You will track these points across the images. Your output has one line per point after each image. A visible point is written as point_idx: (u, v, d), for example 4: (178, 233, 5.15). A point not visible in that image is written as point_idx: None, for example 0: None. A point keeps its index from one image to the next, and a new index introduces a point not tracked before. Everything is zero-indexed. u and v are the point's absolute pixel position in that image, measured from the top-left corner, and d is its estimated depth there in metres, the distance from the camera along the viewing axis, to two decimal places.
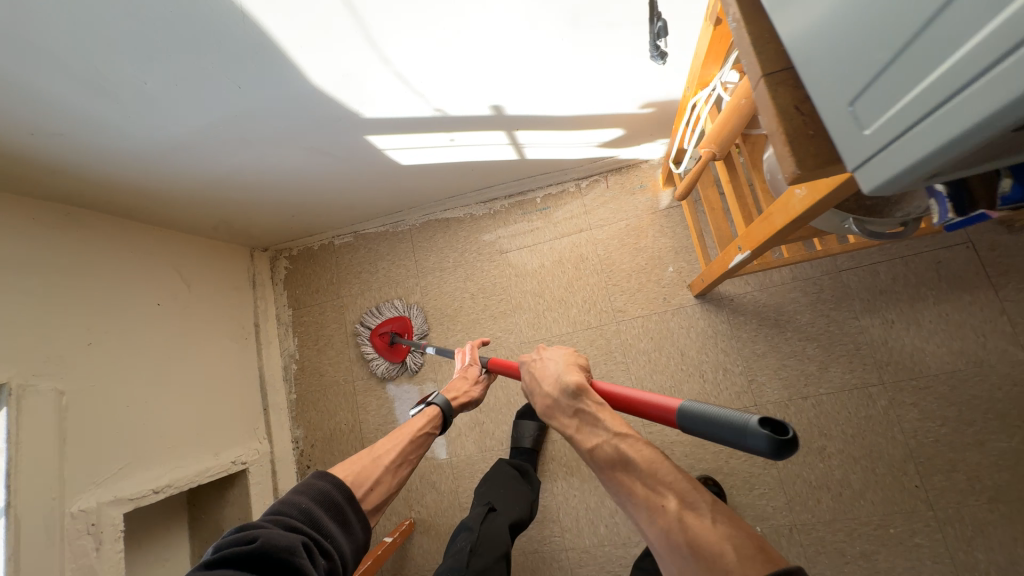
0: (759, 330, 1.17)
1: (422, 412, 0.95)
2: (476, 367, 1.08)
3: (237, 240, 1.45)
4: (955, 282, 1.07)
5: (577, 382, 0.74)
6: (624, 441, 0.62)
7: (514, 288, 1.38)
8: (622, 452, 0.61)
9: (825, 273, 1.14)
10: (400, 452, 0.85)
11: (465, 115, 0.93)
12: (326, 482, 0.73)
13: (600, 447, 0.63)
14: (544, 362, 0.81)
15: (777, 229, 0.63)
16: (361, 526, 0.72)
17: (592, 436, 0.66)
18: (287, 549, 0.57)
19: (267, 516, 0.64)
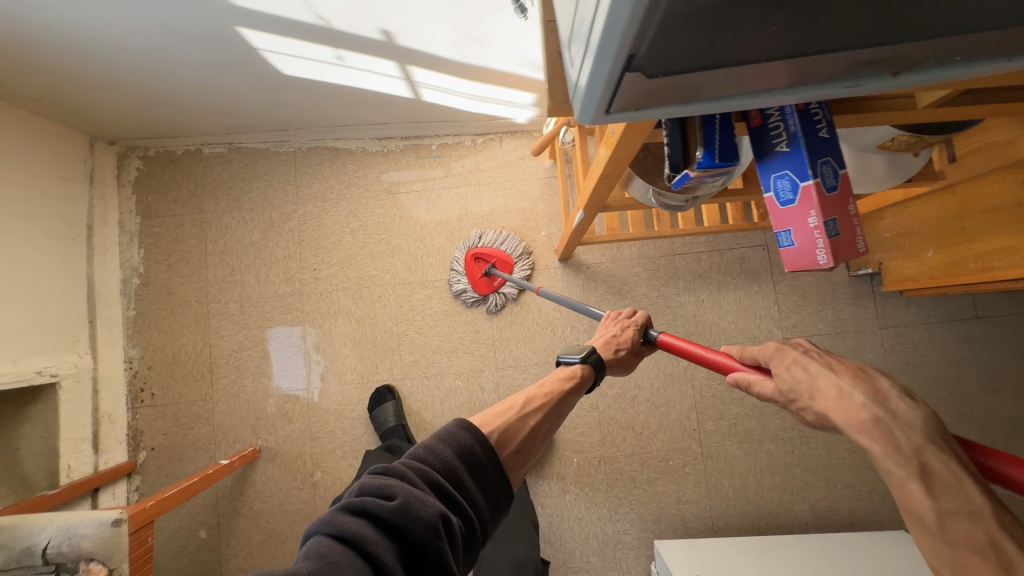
0: (605, 295, 1.35)
1: (573, 370, 0.81)
2: (619, 323, 0.90)
3: (72, 121, 1.22)
4: (752, 275, 1.35)
5: (894, 408, 0.42)
6: (977, 517, 0.36)
7: (397, 230, 1.40)
8: (987, 529, 0.35)
9: (662, 254, 1.35)
10: (546, 417, 0.73)
11: (352, 34, 0.93)
12: (467, 434, 0.61)
13: (960, 525, 0.36)
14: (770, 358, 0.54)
15: (596, 188, 0.75)
16: (503, 492, 0.61)
17: (924, 489, 0.37)
18: (428, 524, 0.48)
19: (415, 466, 0.55)
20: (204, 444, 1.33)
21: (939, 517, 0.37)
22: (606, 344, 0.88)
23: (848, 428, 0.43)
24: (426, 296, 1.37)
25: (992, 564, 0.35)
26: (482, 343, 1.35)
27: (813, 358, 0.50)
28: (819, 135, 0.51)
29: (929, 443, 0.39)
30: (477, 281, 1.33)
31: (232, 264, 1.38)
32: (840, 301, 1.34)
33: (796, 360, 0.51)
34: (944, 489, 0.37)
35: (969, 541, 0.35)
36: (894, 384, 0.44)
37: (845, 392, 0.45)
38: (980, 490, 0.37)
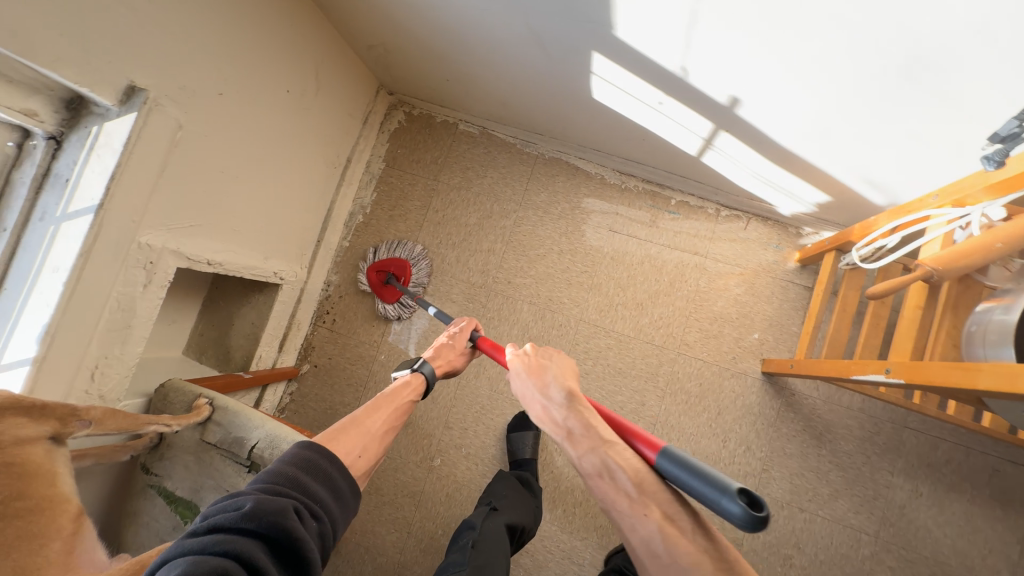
0: (801, 433, 1.18)
1: (406, 379, 0.91)
2: (462, 337, 1.03)
3: (377, 68, 1.34)
4: (1000, 496, 1.08)
5: (546, 385, 0.75)
6: (595, 450, 0.64)
7: (603, 268, 1.34)
8: (602, 459, 0.62)
9: (891, 420, 1.14)
10: (388, 419, 0.82)
11: (698, 90, 0.86)
12: (308, 451, 0.64)
13: (588, 457, 0.64)
14: (545, 362, 0.80)
15: (971, 386, 0.60)
16: (351, 492, 0.65)
17: (567, 442, 0.67)
18: (275, 513, 0.51)
19: (259, 484, 0.57)
20: (356, 384, 1.43)
21: (580, 454, 0.65)
22: (444, 361, 1.01)
23: (539, 414, 0.74)
24: (604, 346, 1.30)
25: (610, 478, 0.61)
26: (642, 419, 1.25)
27: (547, 361, 0.80)
28: None
29: (569, 411, 0.70)
30: (383, 292, 1.40)
31: (441, 237, 1.44)
32: None
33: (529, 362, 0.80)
34: (582, 441, 0.66)
35: (596, 466, 0.62)
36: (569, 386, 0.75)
37: (543, 393, 0.75)
38: (601, 435, 0.65)
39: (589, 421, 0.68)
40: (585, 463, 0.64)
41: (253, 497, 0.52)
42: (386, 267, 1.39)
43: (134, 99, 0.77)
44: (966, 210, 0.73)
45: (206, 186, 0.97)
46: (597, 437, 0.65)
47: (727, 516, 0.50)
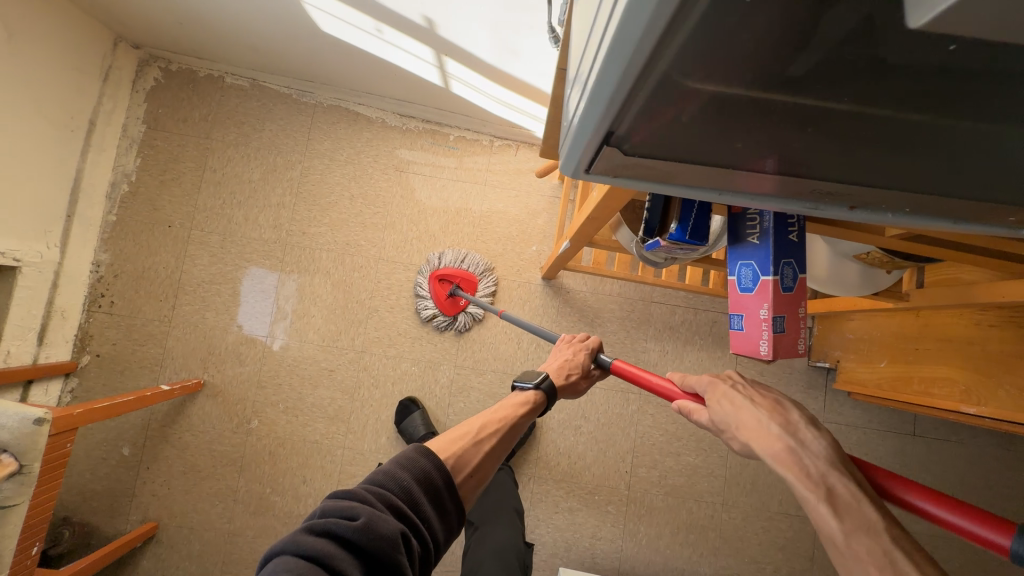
0: (577, 324, 1.38)
1: (523, 394, 0.83)
2: (583, 351, 0.92)
3: (103, 16, 1.21)
4: (717, 341, 1.40)
5: (782, 427, 0.50)
6: (877, 535, 0.41)
7: (395, 207, 1.40)
8: (887, 548, 0.41)
9: (640, 298, 1.39)
10: (503, 441, 0.75)
11: (398, 13, 0.94)
12: (428, 460, 0.63)
13: (858, 538, 0.41)
14: (737, 397, 0.55)
15: (584, 225, 0.77)
16: (456, 512, 0.64)
17: (829, 508, 0.43)
18: (387, 542, 0.52)
19: (375, 487, 0.58)
20: (150, 365, 1.33)
21: (843, 530, 0.42)
22: (558, 371, 0.90)
23: (767, 451, 0.49)
24: (405, 279, 1.38)
25: (892, 566, 0.40)
26: (448, 338, 1.37)
27: (762, 394, 0.55)
28: (787, 239, 0.54)
29: (836, 468, 0.46)
30: (445, 303, 1.33)
31: (225, 197, 1.37)
32: (792, 386, 1.40)
33: (726, 396, 0.56)
34: (848, 513, 0.43)
35: (859, 543, 0.41)
36: (805, 417, 0.51)
37: (762, 420, 0.51)
38: (876, 508, 0.43)
39: (851, 480, 0.45)
40: (851, 547, 0.41)
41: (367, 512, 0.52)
42: (452, 278, 1.33)
43: None
44: None
45: None
46: (880, 512, 0.43)
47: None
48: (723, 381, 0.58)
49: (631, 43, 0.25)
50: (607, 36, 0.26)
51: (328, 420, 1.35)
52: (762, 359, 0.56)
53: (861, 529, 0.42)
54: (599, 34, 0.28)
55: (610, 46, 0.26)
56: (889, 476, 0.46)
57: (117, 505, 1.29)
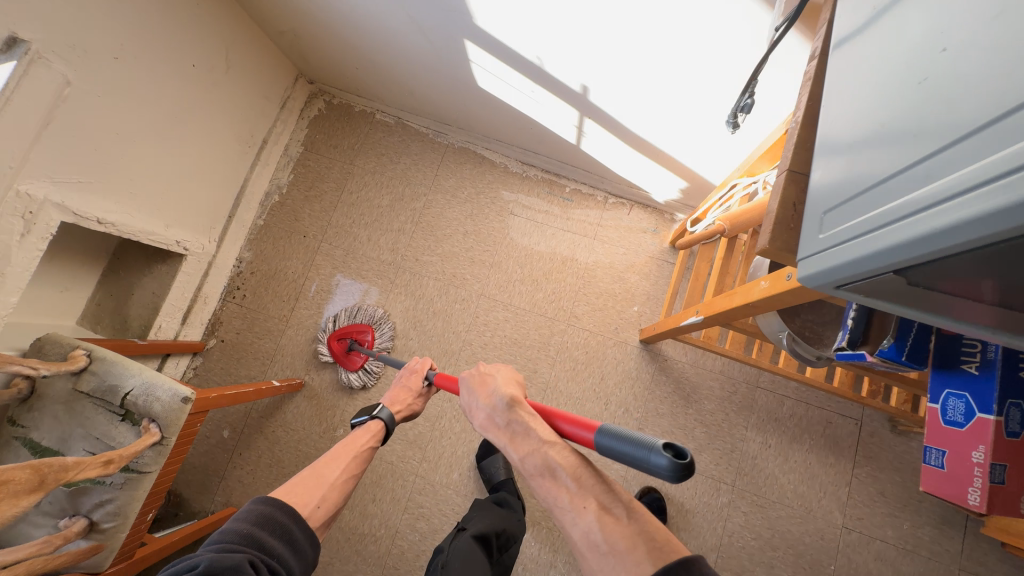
0: (671, 395, 1.31)
1: (366, 426, 0.96)
2: (417, 377, 1.06)
3: (294, 56, 1.43)
4: (831, 445, 1.25)
5: (490, 394, 0.75)
6: (538, 451, 0.65)
7: (503, 248, 1.45)
8: (546, 459, 0.64)
9: (745, 381, 1.29)
10: (346, 470, 0.87)
11: (555, 78, 1.00)
12: (265, 507, 0.72)
13: (533, 457, 0.65)
14: (485, 377, 0.79)
15: (733, 307, 0.74)
16: (309, 543, 0.73)
17: (512, 444, 0.68)
18: (227, 568, 0.59)
19: (215, 545, 0.64)
20: (262, 358, 1.45)
21: (522, 455, 0.67)
22: (398, 400, 1.04)
23: (484, 420, 0.74)
24: (501, 318, 1.41)
25: (552, 475, 0.62)
26: (534, 385, 1.35)
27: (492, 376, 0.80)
28: (1018, 376, 0.47)
29: (508, 409, 0.71)
30: (348, 360, 1.38)
31: (354, 217, 1.51)
32: (921, 517, 1.19)
33: (478, 378, 0.80)
34: (523, 442, 0.67)
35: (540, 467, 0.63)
36: (516, 392, 0.74)
37: (484, 398, 0.76)
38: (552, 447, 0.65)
39: (527, 414, 0.70)
40: (528, 465, 0.65)
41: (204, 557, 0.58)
42: (348, 334, 1.39)
43: (17, 49, 0.81)
44: (755, 179, 0.86)
45: (97, 144, 1.00)
46: (543, 436, 0.66)
47: (659, 473, 0.53)
48: (471, 377, 0.81)
49: (1012, 223, 0.26)
50: (970, 207, 0.27)
51: (405, 444, 1.37)
52: (965, 508, 0.49)
53: (540, 461, 0.64)
54: (938, 193, 0.29)
55: (976, 214, 0.27)
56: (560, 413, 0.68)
57: (208, 483, 1.39)
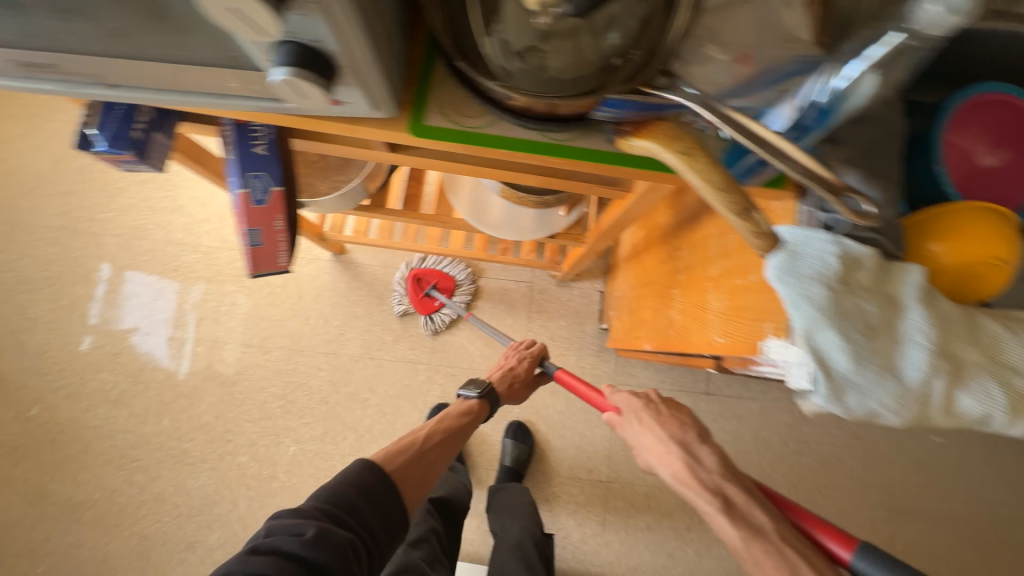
0: (365, 297, 1.41)
1: (465, 402, 0.99)
2: (528, 360, 1.08)
3: None
4: (508, 309, 1.42)
5: (664, 444, 0.67)
6: (766, 534, 0.57)
7: (185, 190, 1.42)
8: (777, 547, 0.56)
9: (430, 270, 1.42)
10: (445, 448, 0.89)
11: None
12: (372, 471, 0.75)
13: (748, 539, 0.56)
14: (664, 419, 0.71)
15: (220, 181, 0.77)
16: (404, 522, 0.75)
17: (727, 515, 0.58)
18: (330, 555, 0.63)
19: (321, 502, 0.68)
20: None
21: (743, 535, 0.57)
22: (502, 376, 1.06)
23: (683, 472, 0.64)
24: (194, 260, 1.41)
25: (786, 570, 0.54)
26: (235, 317, 1.40)
27: (657, 415, 0.71)
28: (249, 151, 0.56)
29: (727, 477, 0.63)
30: (422, 303, 1.36)
31: (11, 187, 1.39)
32: (584, 350, 1.41)
33: (637, 415, 0.73)
34: (740, 514, 0.59)
35: (750, 534, 0.57)
36: (696, 436, 0.68)
37: (659, 439, 0.69)
38: (763, 514, 0.59)
39: (742, 486, 0.61)
40: (753, 549, 0.56)
41: (305, 534, 0.63)
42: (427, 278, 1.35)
43: None
44: None
45: None
46: (768, 517, 0.58)
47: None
48: (626, 412, 0.75)
49: None
50: None
51: (113, 405, 1.35)
52: (252, 273, 0.60)
53: (744, 528, 0.58)
54: None
55: None
56: (782, 495, 0.63)
57: None
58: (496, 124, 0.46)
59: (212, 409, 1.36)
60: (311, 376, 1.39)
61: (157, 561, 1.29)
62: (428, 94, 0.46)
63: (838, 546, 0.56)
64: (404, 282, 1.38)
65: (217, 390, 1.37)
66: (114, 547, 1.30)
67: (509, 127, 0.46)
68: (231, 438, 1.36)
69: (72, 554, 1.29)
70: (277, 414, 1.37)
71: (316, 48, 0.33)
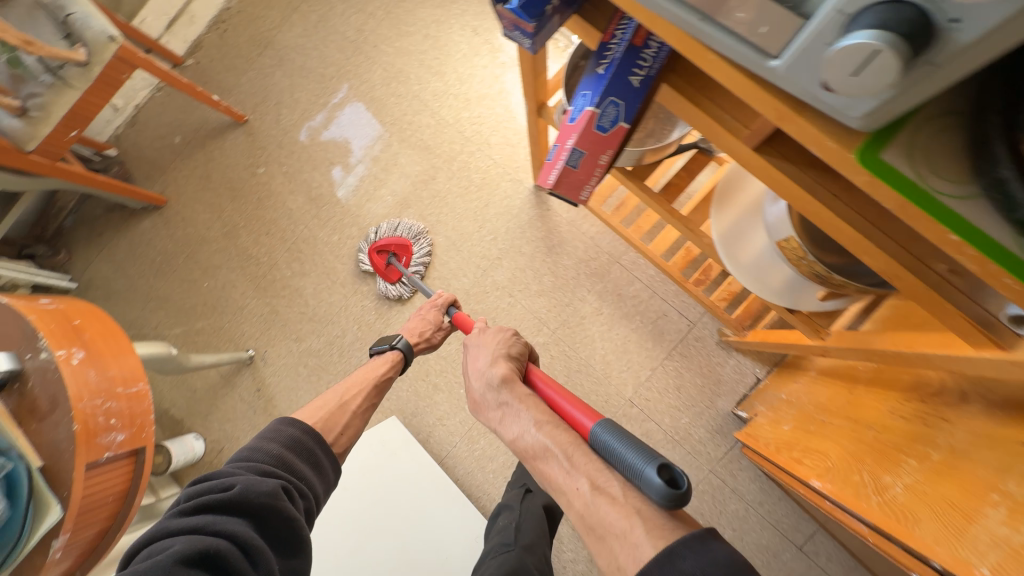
0: (537, 240, 1.40)
1: (384, 356, 1.04)
2: (437, 311, 1.12)
3: None
4: (653, 334, 1.32)
5: (481, 373, 0.81)
6: (529, 432, 0.68)
7: (453, 60, 1.50)
8: (538, 439, 0.66)
9: (608, 252, 1.36)
10: (366, 398, 0.97)
11: None
12: (294, 431, 0.82)
13: (522, 437, 0.68)
14: (479, 345, 0.86)
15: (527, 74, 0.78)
16: (331, 466, 0.85)
17: (500, 423, 0.73)
18: (259, 494, 0.68)
19: (246, 463, 0.75)
20: (222, 86, 1.63)
21: (512, 434, 0.70)
22: (416, 329, 1.10)
23: (478, 393, 0.79)
24: (424, 123, 1.51)
25: (545, 458, 0.64)
26: (426, 189, 1.49)
27: (497, 339, 0.86)
28: (625, 78, 0.52)
29: (505, 382, 0.77)
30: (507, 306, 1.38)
31: None
32: (701, 419, 1.27)
33: (482, 335, 0.88)
34: (512, 416, 0.72)
35: (518, 435, 0.69)
36: (508, 351, 0.84)
37: (486, 356, 0.83)
38: (529, 410, 0.71)
39: (523, 390, 0.75)
40: (520, 444, 0.69)
41: (238, 484, 0.68)
42: (388, 248, 1.43)
43: None
44: None
45: None
46: (531, 411, 0.71)
47: (647, 492, 0.55)
48: (470, 340, 0.90)
49: None
50: None
51: (306, 201, 1.55)
52: (548, 188, 0.58)
53: (517, 430, 0.70)
54: None
55: None
56: (552, 390, 0.75)
57: (152, 174, 1.64)
58: (972, 202, 0.35)
59: (369, 251, 1.50)
60: (454, 277, 1.43)
61: (272, 335, 1.52)
62: (910, 121, 0.36)
63: (583, 416, 0.68)
64: (365, 254, 1.45)
65: (380, 238, 1.50)
66: (252, 304, 1.54)
67: (981, 215, 0.35)
68: (367, 283, 1.49)
69: (226, 289, 1.56)
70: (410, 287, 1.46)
71: (941, 33, 0.27)
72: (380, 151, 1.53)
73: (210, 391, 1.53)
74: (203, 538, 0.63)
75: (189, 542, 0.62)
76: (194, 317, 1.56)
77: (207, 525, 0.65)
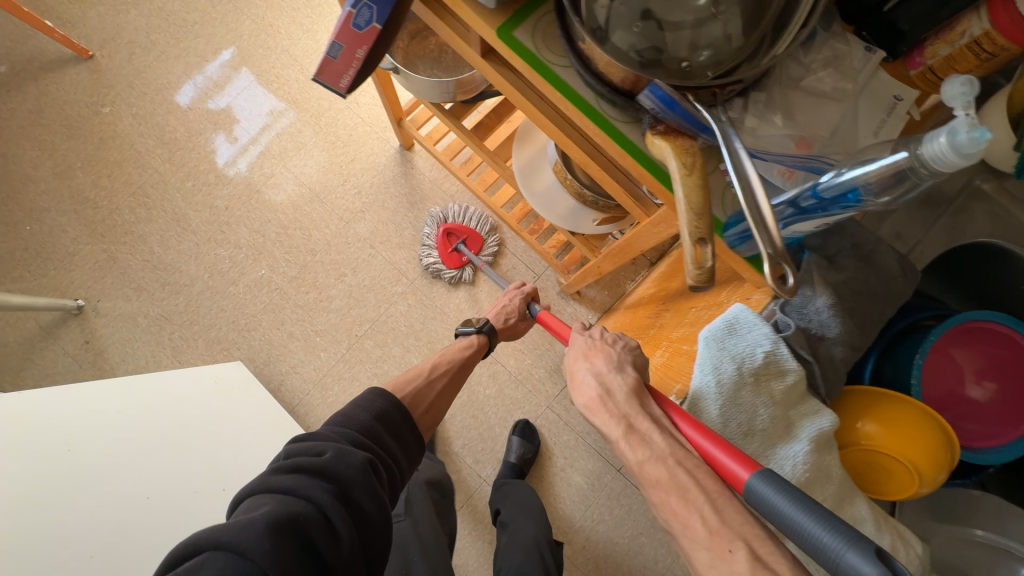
0: (401, 195, 1.48)
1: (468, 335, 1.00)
2: (519, 296, 1.10)
3: None
4: (504, 285, 1.45)
5: (602, 373, 0.64)
6: (663, 461, 0.51)
7: (326, 21, 1.54)
8: (673, 473, 0.50)
9: (466, 209, 1.48)
10: (450, 379, 0.92)
11: None
12: (384, 404, 0.76)
13: (656, 465, 0.51)
14: (592, 351, 0.69)
15: None
16: (414, 442, 0.78)
17: (625, 434, 0.55)
18: (349, 465, 0.63)
19: (344, 432, 0.69)
20: (65, 18, 1.51)
21: (641, 459, 0.53)
22: (500, 315, 1.07)
23: (592, 397, 0.61)
24: (293, 78, 1.52)
25: (682, 493, 0.48)
26: (293, 142, 1.50)
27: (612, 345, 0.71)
28: None
29: (635, 400, 0.59)
30: (449, 256, 1.41)
31: None
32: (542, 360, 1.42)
33: (608, 343, 0.71)
34: (644, 440, 0.54)
35: (647, 458, 0.52)
36: (629, 367, 0.66)
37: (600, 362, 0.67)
38: (666, 439, 0.54)
39: (652, 417, 0.57)
40: (647, 471, 0.51)
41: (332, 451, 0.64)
42: (458, 232, 1.41)
43: None
44: None
45: None
46: (665, 440, 0.53)
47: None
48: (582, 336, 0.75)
49: None
50: None
51: (159, 146, 1.48)
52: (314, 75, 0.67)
53: (650, 457, 0.52)
54: None
55: None
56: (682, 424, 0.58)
57: None
58: (567, 69, 0.50)
59: (227, 199, 1.47)
60: (317, 228, 1.46)
61: (109, 283, 1.41)
62: (527, 10, 0.50)
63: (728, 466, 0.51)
64: (432, 236, 1.43)
65: (241, 187, 1.48)
66: (87, 251, 1.42)
67: (573, 78, 0.50)
68: (224, 231, 1.46)
69: (54, 233, 1.42)
70: (269, 237, 1.45)
71: None
72: (245, 101, 1.51)
73: (25, 344, 1.37)
74: (292, 509, 0.57)
75: (279, 506, 0.57)
76: (12, 263, 1.40)
77: (301, 490, 0.60)
